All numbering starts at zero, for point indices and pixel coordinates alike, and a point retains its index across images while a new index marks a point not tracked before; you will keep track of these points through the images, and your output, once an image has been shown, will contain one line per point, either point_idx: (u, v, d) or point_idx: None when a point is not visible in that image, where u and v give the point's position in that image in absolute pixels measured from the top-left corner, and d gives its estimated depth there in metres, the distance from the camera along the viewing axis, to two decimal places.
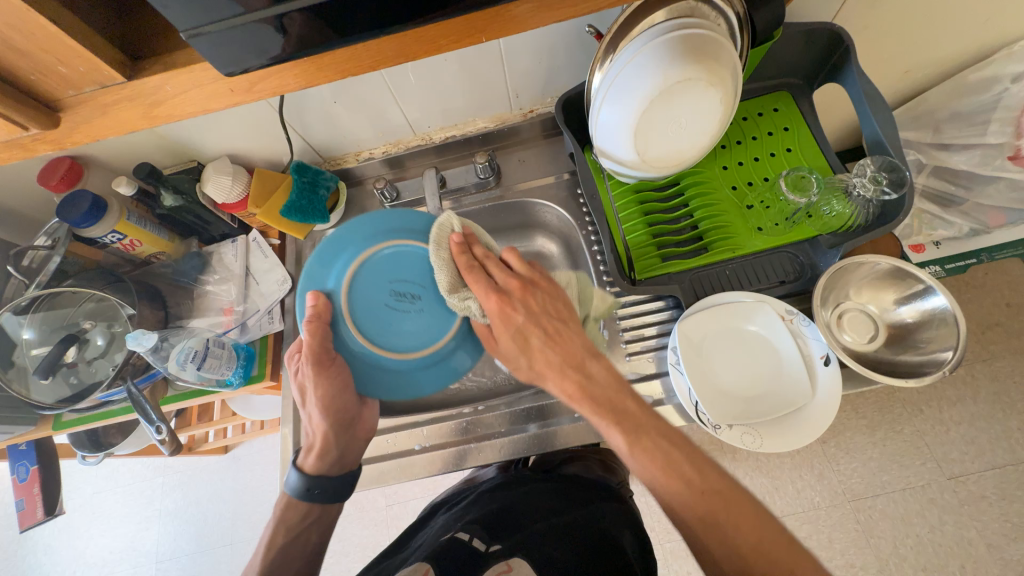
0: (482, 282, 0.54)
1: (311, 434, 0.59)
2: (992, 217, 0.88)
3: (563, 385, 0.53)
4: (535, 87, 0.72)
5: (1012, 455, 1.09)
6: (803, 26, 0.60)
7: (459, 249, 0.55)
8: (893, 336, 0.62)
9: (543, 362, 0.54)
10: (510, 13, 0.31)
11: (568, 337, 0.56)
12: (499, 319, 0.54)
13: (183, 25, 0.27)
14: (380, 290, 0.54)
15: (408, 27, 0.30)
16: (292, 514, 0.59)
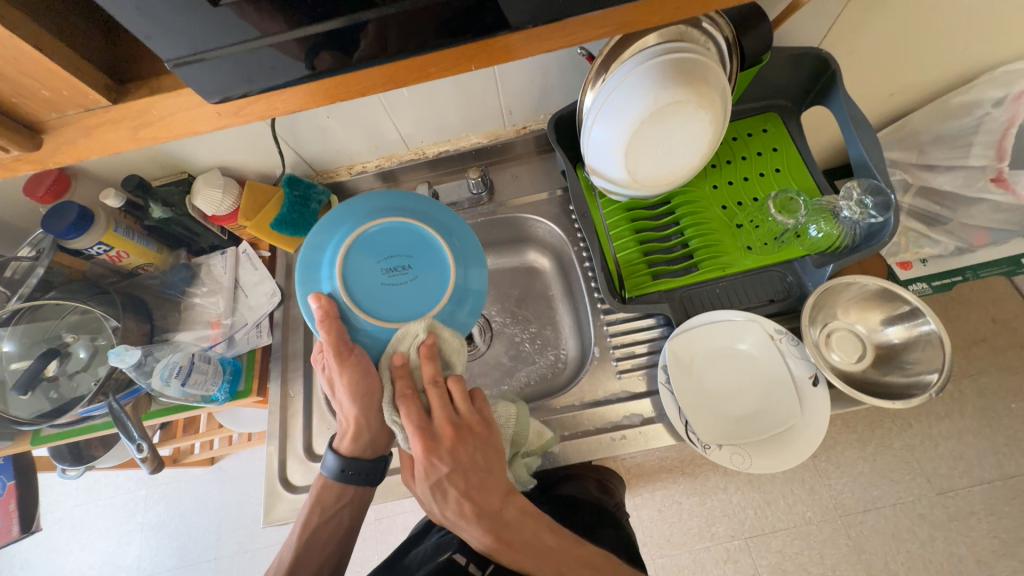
0: (417, 418, 0.52)
1: (344, 420, 0.58)
2: (977, 236, 0.90)
3: (481, 537, 0.50)
4: (528, 104, 0.73)
5: (999, 470, 1.09)
6: (792, 51, 0.61)
7: (400, 373, 0.53)
8: (880, 357, 0.63)
9: (459, 510, 0.51)
10: (501, 43, 0.31)
11: (489, 491, 0.52)
12: (421, 464, 0.51)
13: (169, 56, 0.27)
14: (374, 273, 0.56)
15: (396, 56, 0.30)
16: (328, 494, 0.60)
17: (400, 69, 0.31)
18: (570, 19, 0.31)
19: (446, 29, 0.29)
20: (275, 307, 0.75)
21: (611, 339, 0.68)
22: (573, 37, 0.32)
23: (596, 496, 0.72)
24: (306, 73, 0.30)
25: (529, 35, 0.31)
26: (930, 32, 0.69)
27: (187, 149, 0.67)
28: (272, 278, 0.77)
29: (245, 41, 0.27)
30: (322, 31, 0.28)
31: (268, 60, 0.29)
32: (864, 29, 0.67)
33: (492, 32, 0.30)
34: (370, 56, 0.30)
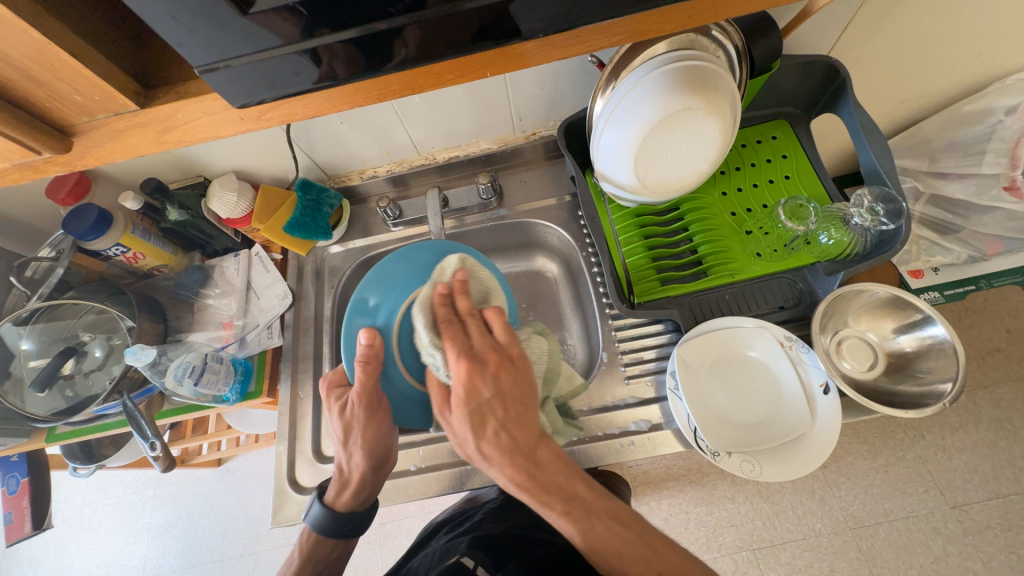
0: (458, 339, 0.50)
1: (347, 471, 0.58)
2: (989, 244, 0.88)
3: (509, 475, 0.47)
4: (538, 111, 0.74)
5: (1015, 484, 1.07)
6: (802, 58, 0.62)
7: (439, 300, 0.52)
8: (893, 366, 0.62)
9: (491, 444, 0.47)
10: (517, 50, 0.32)
11: (525, 425, 0.48)
12: (461, 386, 0.48)
13: (196, 62, 0.28)
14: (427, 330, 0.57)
15: (412, 63, 0.31)
16: (320, 550, 0.59)
17: (419, 76, 0.33)
18: (586, 28, 0.31)
19: (464, 36, 0.30)
20: (285, 309, 0.76)
21: (620, 344, 0.68)
22: (587, 44, 0.33)
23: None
24: (328, 79, 0.31)
25: (541, 43, 0.32)
26: (941, 39, 0.69)
27: (204, 154, 0.69)
28: (283, 280, 0.77)
29: (268, 48, 0.28)
30: (345, 38, 0.28)
31: (292, 66, 0.29)
32: (874, 37, 0.67)
33: (510, 41, 0.31)
34: (391, 62, 0.31)
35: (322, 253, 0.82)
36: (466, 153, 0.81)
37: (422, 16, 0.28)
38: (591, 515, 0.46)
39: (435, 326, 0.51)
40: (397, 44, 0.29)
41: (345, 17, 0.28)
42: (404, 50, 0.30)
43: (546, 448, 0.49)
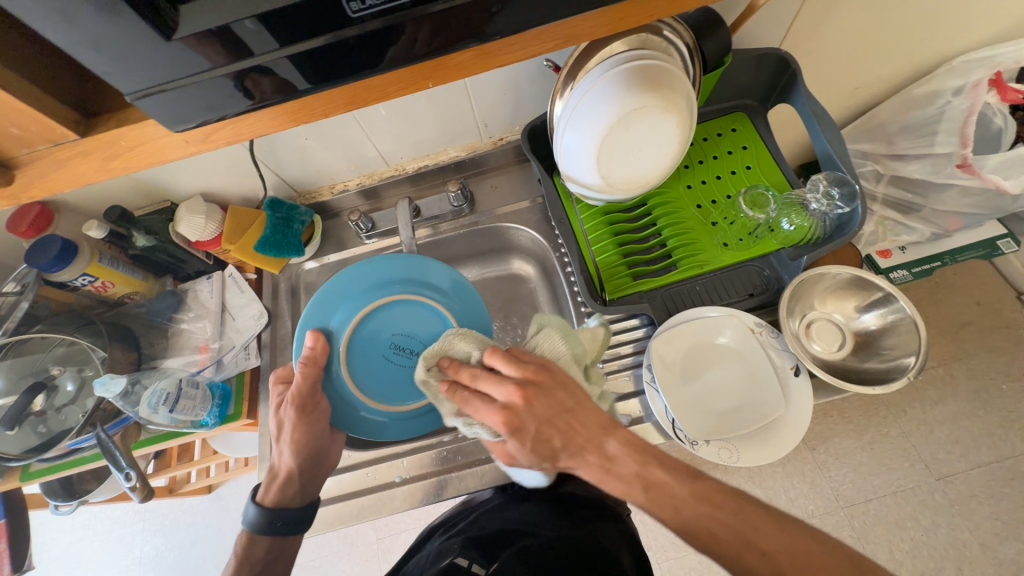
0: (482, 402, 0.50)
1: (278, 467, 0.61)
2: (950, 221, 0.93)
3: (590, 472, 0.51)
4: (503, 117, 0.75)
5: (996, 452, 1.16)
6: (753, 52, 0.63)
7: (447, 391, 0.51)
8: (859, 344, 0.64)
9: (565, 457, 0.51)
10: (457, 60, 0.33)
11: (579, 427, 0.51)
12: (515, 435, 0.50)
13: (128, 89, 0.28)
14: (380, 345, 0.60)
15: (353, 78, 0.32)
16: (256, 549, 0.59)
17: (361, 89, 0.33)
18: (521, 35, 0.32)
19: (398, 48, 0.30)
20: (262, 329, 0.76)
21: None
22: (525, 52, 0.34)
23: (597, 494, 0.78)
24: (271, 95, 0.31)
25: (481, 52, 0.33)
26: (883, 26, 0.71)
27: (170, 178, 0.68)
28: (258, 299, 0.77)
29: (204, 72, 0.29)
30: (285, 56, 0.29)
31: (234, 85, 0.30)
32: (819, 27, 0.69)
33: (445, 50, 0.31)
34: (331, 80, 0.31)
35: (296, 270, 0.81)
36: (435, 161, 0.82)
37: (353, 31, 0.28)
38: (675, 500, 0.46)
39: (461, 408, 0.51)
40: (334, 59, 0.30)
41: (281, 37, 0.28)
42: (342, 69, 0.31)
43: (612, 440, 0.51)
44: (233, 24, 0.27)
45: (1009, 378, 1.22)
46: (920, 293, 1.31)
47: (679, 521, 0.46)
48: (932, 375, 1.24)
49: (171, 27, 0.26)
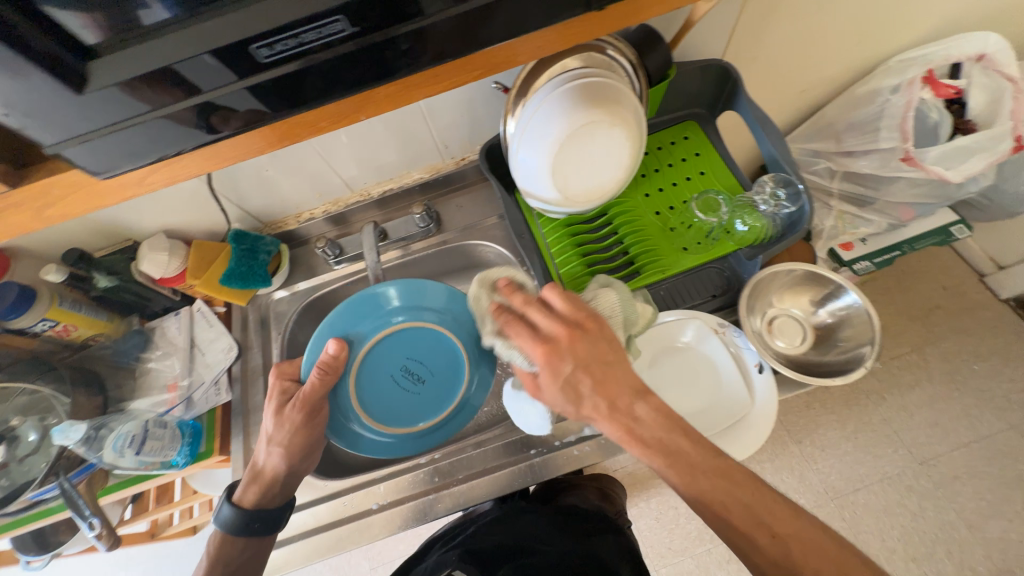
0: (525, 329, 0.49)
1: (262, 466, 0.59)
2: (905, 212, 0.97)
3: (616, 434, 0.48)
4: (462, 137, 0.76)
5: (973, 432, 1.19)
6: (695, 64, 0.66)
7: (496, 310, 0.51)
8: (819, 337, 0.66)
9: (588, 409, 0.49)
10: (384, 93, 0.35)
11: (612, 382, 0.49)
12: (545, 370, 0.48)
13: (49, 141, 0.30)
14: (390, 365, 0.62)
15: (279, 116, 0.34)
16: (229, 549, 0.58)
17: (291, 124, 0.35)
18: (437, 68, 0.34)
19: (321, 86, 0.33)
20: (232, 362, 0.74)
21: None
22: (444, 83, 0.36)
23: (596, 505, 0.79)
24: (237, 129, 0.35)
25: (405, 86, 0.35)
26: (816, 32, 0.75)
27: (130, 217, 0.68)
28: (228, 332, 0.76)
29: (126, 120, 0.31)
30: (222, 96, 0.32)
31: (169, 127, 0.33)
32: (757, 38, 0.73)
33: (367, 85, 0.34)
34: (257, 118, 0.34)
35: (265, 301, 0.81)
36: (399, 184, 0.83)
37: (272, 73, 0.31)
38: (695, 471, 0.46)
39: (502, 333, 0.50)
40: (253, 99, 0.33)
41: (200, 82, 0.31)
42: (265, 107, 0.33)
43: (642, 402, 0.48)
44: (156, 72, 0.29)
45: (980, 359, 1.25)
46: (888, 282, 1.35)
47: (698, 492, 0.46)
48: (906, 360, 1.27)
49: (89, 71, 0.29)
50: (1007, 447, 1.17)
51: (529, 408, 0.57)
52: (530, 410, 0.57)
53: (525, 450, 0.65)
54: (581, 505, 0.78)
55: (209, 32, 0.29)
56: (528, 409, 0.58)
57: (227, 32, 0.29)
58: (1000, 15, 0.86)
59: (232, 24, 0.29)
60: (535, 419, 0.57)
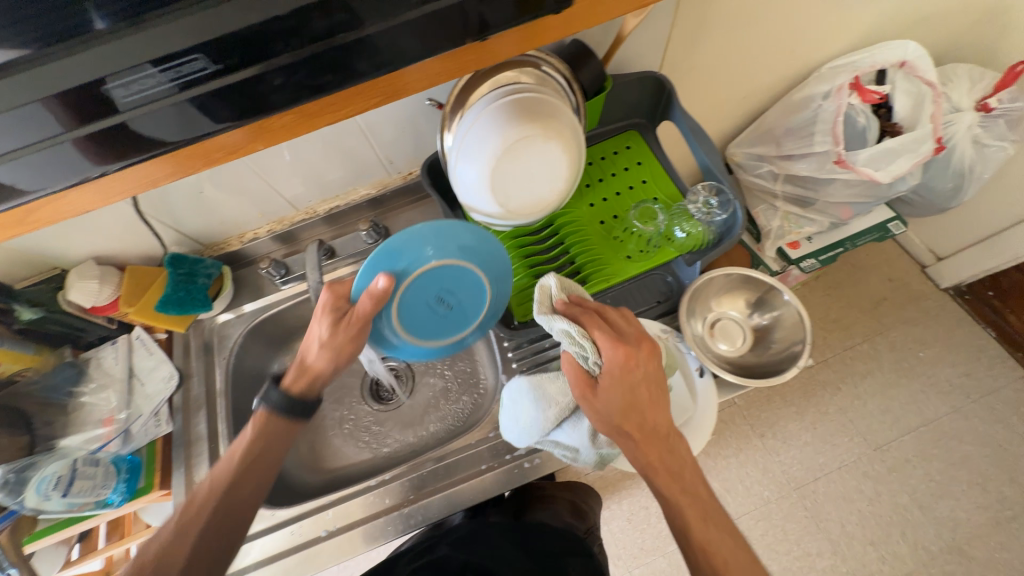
0: (606, 327, 0.51)
1: (310, 359, 0.58)
2: (843, 211, 1.01)
3: (654, 459, 0.52)
4: (407, 152, 0.76)
5: (921, 416, 1.25)
6: (631, 76, 0.68)
7: (574, 308, 0.52)
8: (756, 338, 0.69)
9: (636, 423, 0.51)
10: (279, 122, 0.38)
11: (661, 406, 0.53)
12: (619, 368, 0.50)
13: None
14: (421, 292, 0.59)
15: (180, 143, 0.37)
16: (265, 436, 0.57)
17: (195, 153, 0.38)
18: (328, 97, 0.37)
19: (209, 114, 0.36)
20: (173, 392, 0.72)
21: (516, 364, 0.69)
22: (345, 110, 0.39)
23: (567, 524, 0.70)
24: (132, 159, 0.37)
25: (303, 115, 0.38)
26: (747, 42, 0.78)
27: (56, 244, 0.65)
28: (168, 360, 0.73)
29: (31, 145, 0.34)
30: (139, 116, 0.34)
31: (63, 159, 0.35)
32: (692, 50, 0.75)
33: (257, 114, 0.37)
34: (157, 145, 0.37)
35: (209, 325, 0.78)
36: (347, 201, 0.82)
37: (191, 95, 0.34)
38: (707, 517, 0.50)
39: (579, 323, 0.51)
40: (147, 130, 0.35)
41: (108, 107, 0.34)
42: (165, 137, 0.36)
43: (682, 446, 0.53)
44: (71, 91, 0.32)
45: (925, 347, 1.32)
46: (839, 276, 1.41)
47: (699, 537, 0.49)
48: (858, 350, 1.33)
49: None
50: (952, 430, 1.23)
51: (523, 411, 0.58)
52: (524, 414, 0.58)
53: (477, 465, 0.64)
54: (550, 524, 0.69)
55: (133, 46, 0.32)
56: (522, 411, 0.58)
57: (144, 50, 0.32)
58: (918, 25, 0.91)
59: (126, 50, 0.32)
60: (525, 423, 0.58)
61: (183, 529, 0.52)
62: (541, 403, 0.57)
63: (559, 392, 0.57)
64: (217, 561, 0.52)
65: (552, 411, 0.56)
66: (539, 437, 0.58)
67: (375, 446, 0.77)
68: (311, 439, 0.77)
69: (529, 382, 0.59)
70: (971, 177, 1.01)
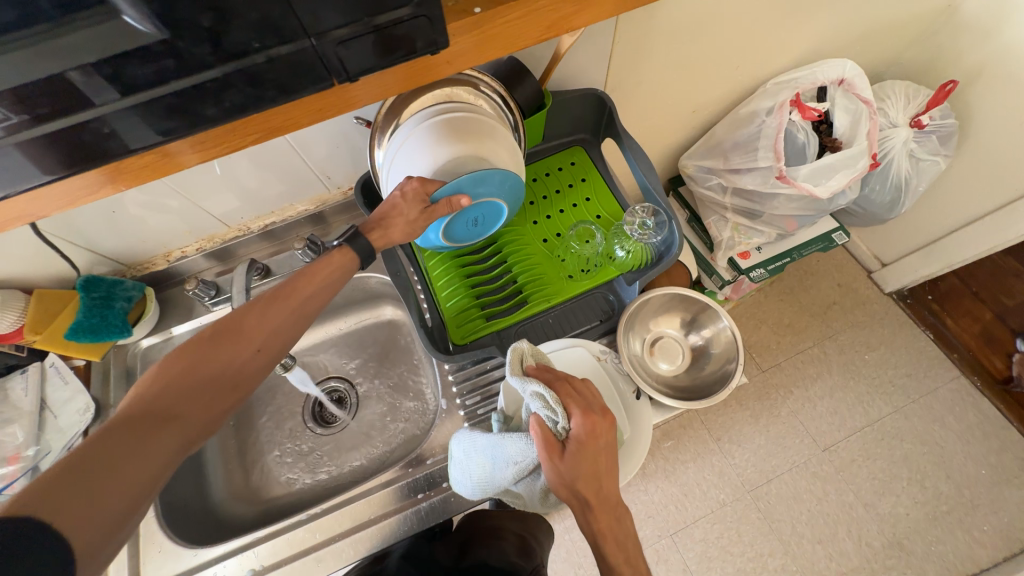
0: (575, 395, 0.52)
1: (377, 218, 0.55)
2: (788, 223, 1.03)
3: (603, 525, 0.51)
4: (344, 168, 0.73)
5: (866, 417, 1.30)
6: (571, 94, 0.67)
7: (544, 373, 0.53)
8: (694, 356, 0.73)
9: (596, 491, 0.50)
10: (142, 161, 0.35)
11: (615, 473, 0.53)
12: (587, 434, 0.50)
13: None
14: (479, 211, 0.59)
15: (48, 178, 0.32)
16: (335, 266, 0.54)
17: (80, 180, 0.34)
18: (206, 133, 0.34)
19: (36, 163, 0.30)
20: (90, 424, 0.67)
21: (456, 388, 0.67)
22: (230, 144, 0.36)
23: (511, 563, 0.63)
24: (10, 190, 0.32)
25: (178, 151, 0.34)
26: (690, 59, 0.78)
27: None
28: (84, 390, 0.68)
29: None
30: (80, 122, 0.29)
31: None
32: (634, 67, 0.75)
33: (102, 160, 0.32)
34: (17, 181, 0.31)
35: (131, 351, 0.74)
36: (284, 217, 0.78)
37: (133, 101, 0.29)
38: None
39: (551, 388, 0.51)
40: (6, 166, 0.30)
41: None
42: (26, 174, 0.31)
43: (627, 518, 0.53)
44: None
45: (870, 349, 1.37)
46: (792, 282, 1.45)
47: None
48: (809, 353, 1.37)
49: None
50: (894, 429, 1.28)
51: (478, 466, 0.55)
52: (478, 469, 0.55)
53: (413, 494, 0.63)
54: (491, 563, 0.62)
55: None
56: (476, 467, 0.55)
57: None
58: (855, 44, 0.94)
59: None
60: (479, 479, 0.55)
61: (254, 310, 0.49)
62: (499, 462, 0.53)
63: (520, 453, 0.51)
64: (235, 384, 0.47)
65: (511, 470, 0.53)
66: (492, 491, 0.56)
67: (314, 473, 0.74)
68: (247, 468, 0.74)
69: (486, 437, 0.54)
70: (906, 190, 1.06)
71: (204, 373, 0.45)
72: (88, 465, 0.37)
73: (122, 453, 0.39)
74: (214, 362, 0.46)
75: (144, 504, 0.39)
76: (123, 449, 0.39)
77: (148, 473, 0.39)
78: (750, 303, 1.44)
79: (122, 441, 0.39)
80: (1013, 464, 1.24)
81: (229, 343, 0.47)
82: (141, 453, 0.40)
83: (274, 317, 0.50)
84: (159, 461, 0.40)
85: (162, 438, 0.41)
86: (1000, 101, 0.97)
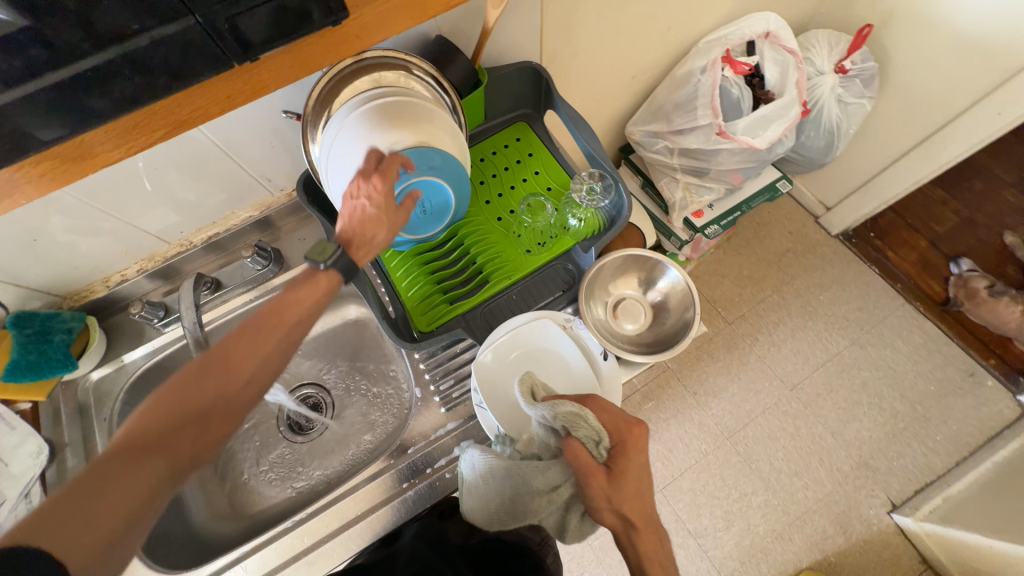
0: (608, 414, 0.53)
1: (351, 231, 0.50)
2: (734, 176, 1.07)
3: (650, 548, 0.50)
4: (285, 169, 0.70)
5: (826, 352, 1.38)
6: (505, 69, 0.67)
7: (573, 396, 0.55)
8: (655, 312, 0.76)
9: (641, 512, 0.50)
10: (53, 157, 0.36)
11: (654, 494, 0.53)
12: (626, 450, 0.51)
13: None
14: (428, 198, 0.58)
15: None
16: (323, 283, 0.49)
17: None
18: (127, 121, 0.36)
19: None
20: (46, 468, 0.63)
21: (428, 374, 0.68)
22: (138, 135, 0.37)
23: None
24: None
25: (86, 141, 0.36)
26: (621, 26, 0.79)
27: None
28: (34, 433, 0.64)
29: None
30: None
31: None
32: (567, 38, 0.75)
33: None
34: None
35: (80, 385, 0.70)
36: (228, 227, 0.75)
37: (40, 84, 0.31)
38: None
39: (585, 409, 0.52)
40: None
41: None
42: None
43: (669, 541, 0.53)
44: None
45: (824, 289, 1.45)
46: (747, 235, 1.52)
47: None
48: (769, 301, 1.44)
49: None
50: (851, 360, 1.37)
51: (496, 495, 0.53)
52: (495, 499, 0.53)
53: (399, 484, 0.63)
54: None
55: None
56: (494, 496, 0.53)
57: None
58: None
59: None
60: (499, 512, 0.53)
61: (250, 332, 0.45)
62: (523, 493, 0.52)
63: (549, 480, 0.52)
64: (226, 416, 0.43)
65: (535, 500, 0.52)
66: (510, 524, 0.54)
67: (296, 481, 0.73)
68: (226, 486, 0.72)
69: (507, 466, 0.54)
70: (839, 134, 1.11)
71: (196, 402, 0.42)
72: (66, 496, 0.34)
73: (102, 486, 0.36)
74: (208, 391, 0.42)
75: (124, 538, 0.36)
76: (105, 481, 0.36)
77: (129, 507, 0.36)
78: (710, 260, 1.49)
79: (105, 474, 0.36)
80: (957, 376, 1.34)
81: (223, 368, 0.43)
82: (122, 487, 0.37)
83: (267, 342, 0.46)
84: (141, 494, 0.37)
85: (147, 469, 0.38)
86: (915, 41, 1.02)
